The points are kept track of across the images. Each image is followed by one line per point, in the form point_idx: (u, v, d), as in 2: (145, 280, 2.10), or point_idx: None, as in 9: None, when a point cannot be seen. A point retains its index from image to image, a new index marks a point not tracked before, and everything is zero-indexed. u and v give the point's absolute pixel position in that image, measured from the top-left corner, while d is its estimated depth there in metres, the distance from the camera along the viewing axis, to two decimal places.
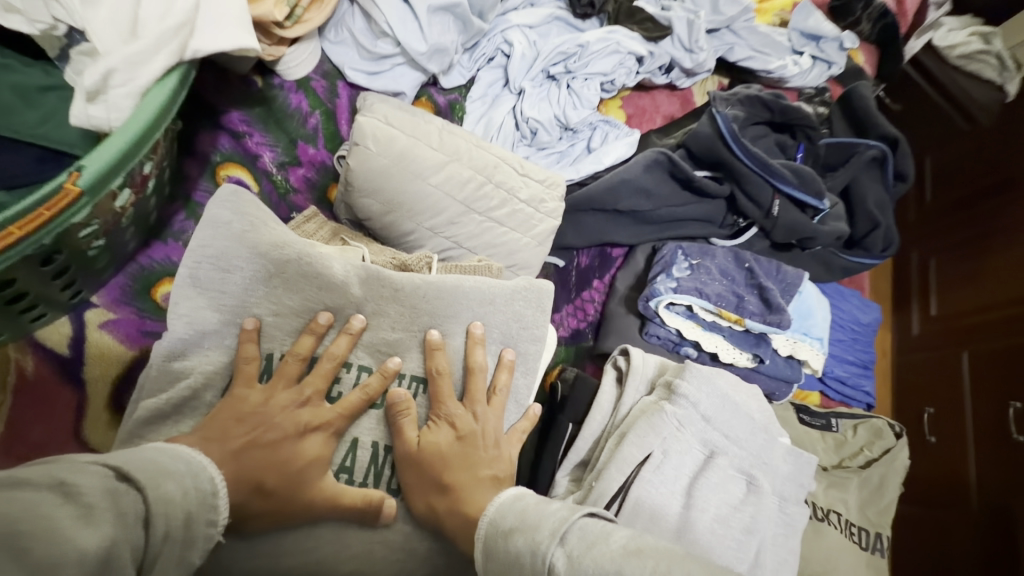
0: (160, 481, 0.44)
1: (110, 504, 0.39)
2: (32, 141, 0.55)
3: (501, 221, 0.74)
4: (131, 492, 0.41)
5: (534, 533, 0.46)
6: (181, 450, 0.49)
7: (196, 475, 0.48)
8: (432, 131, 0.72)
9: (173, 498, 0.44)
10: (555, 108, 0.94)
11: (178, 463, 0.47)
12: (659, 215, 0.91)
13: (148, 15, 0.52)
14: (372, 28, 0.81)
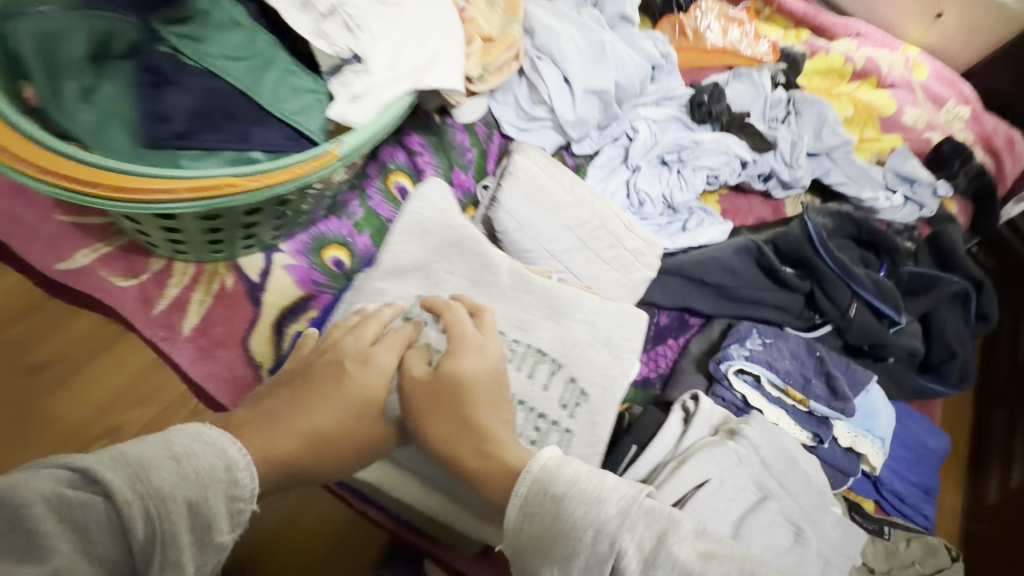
0: (133, 480, 0.44)
1: (65, 521, 0.41)
2: (288, 123, 0.73)
3: (606, 260, 0.88)
4: (93, 497, 0.42)
5: (596, 509, 0.47)
6: (179, 430, 0.50)
7: (198, 456, 0.48)
8: (566, 178, 0.89)
9: (162, 490, 0.45)
10: (664, 187, 1.09)
11: (171, 447, 0.47)
12: (742, 293, 1.01)
13: (406, 55, 0.73)
14: (534, 96, 1.02)
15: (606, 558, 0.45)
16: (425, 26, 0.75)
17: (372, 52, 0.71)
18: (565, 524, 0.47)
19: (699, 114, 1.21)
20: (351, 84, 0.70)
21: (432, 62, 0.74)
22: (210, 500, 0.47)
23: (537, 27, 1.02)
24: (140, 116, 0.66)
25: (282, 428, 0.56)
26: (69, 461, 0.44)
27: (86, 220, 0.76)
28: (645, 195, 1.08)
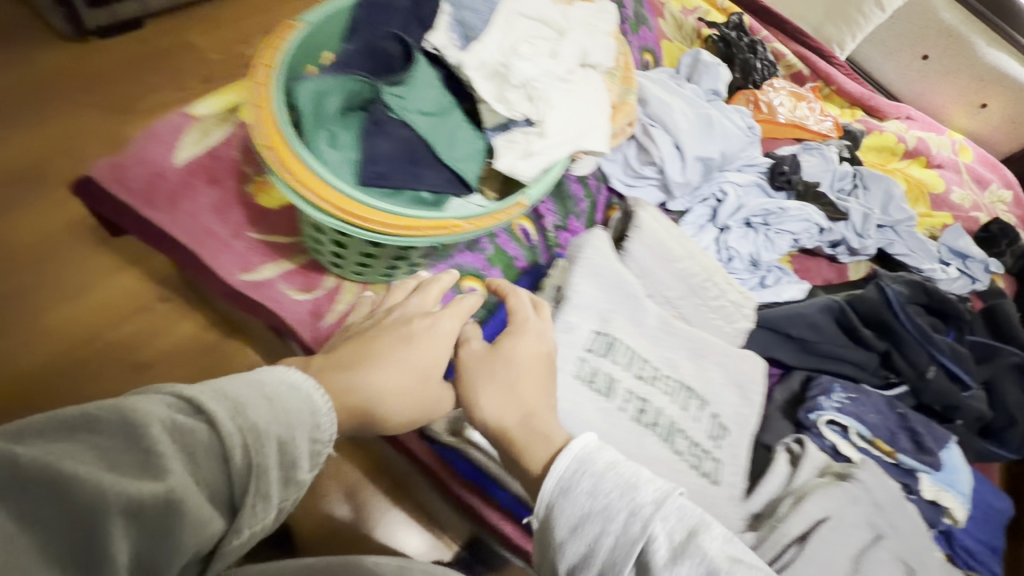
0: (233, 412, 0.47)
1: (179, 443, 0.44)
2: (452, 168, 0.83)
3: (713, 310, 0.99)
4: (199, 424, 0.45)
5: (634, 498, 0.58)
6: (265, 378, 0.55)
7: (285, 398, 0.53)
8: (679, 233, 1.00)
9: (257, 426, 0.49)
10: (751, 246, 1.20)
11: (264, 388, 0.52)
12: (825, 348, 1.08)
13: (570, 119, 0.83)
14: (644, 158, 1.14)
15: (634, 537, 0.57)
16: (589, 96, 0.86)
17: (545, 115, 0.81)
18: (602, 502, 0.59)
19: (778, 181, 1.32)
20: (525, 144, 0.81)
21: (589, 127, 0.85)
22: (295, 442, 0.52)
23: (651, 98, 1.15)
24: (362, 160, 0.78)
25: (358, 375, 0.63)
26: (171, 391, 0.47)
27: (279, 239, 0.89)
28: (735, 252, 1.19)
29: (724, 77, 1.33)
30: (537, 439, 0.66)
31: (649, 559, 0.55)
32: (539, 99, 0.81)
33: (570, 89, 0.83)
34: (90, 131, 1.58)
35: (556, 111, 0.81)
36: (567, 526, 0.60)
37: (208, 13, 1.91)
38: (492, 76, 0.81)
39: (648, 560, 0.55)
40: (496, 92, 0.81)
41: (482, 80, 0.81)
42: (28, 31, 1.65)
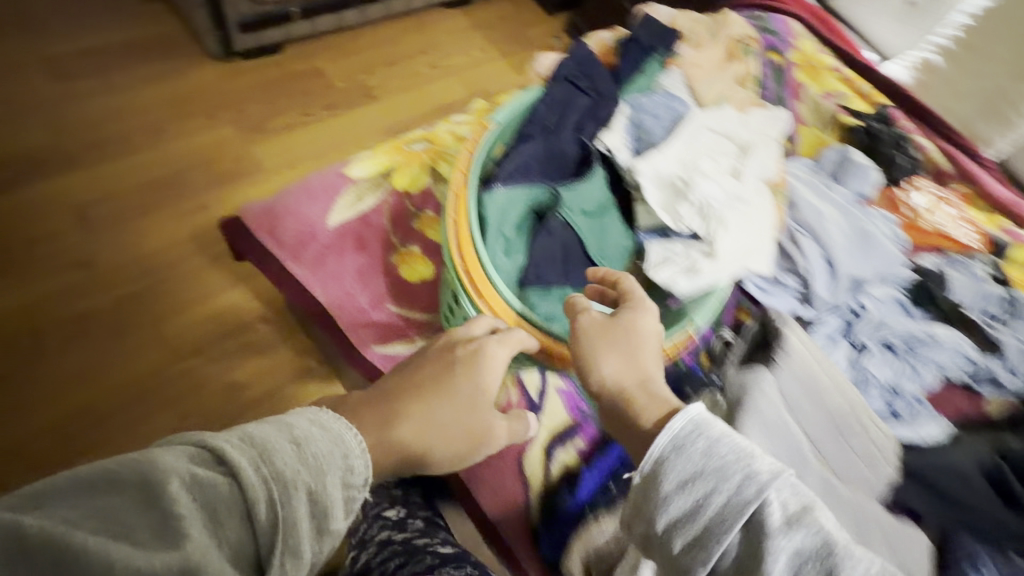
0: (257, 463, 0.57)
1: (200, 499, 0.53)
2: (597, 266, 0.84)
3: (856, 449, 0.90)
4: (220, 478, 0.55)
5: (750, 463, 0.60)
6: (297, 422, 0.64)
7: (315, 443, 0.62)
8: (822, 359, 0.95)
9: (283, 475, 0.57)
10: (893, 373, 1.10)
11: (293, 432, 0.62)
12: (974, 507, 0.94)
13: (741, 241, 0.78)
14: (787, 265, 1.07)
15: (749, 502, 0.57)
16: (766, 217, 0.81)
17: (716, 235, 0.77)
18: (716, 462, 0.61)
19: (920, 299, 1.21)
20: (687, 259, 0.77)
21: (758, 249, 0.79)
22: (326, 488, 0.60)
23: (802, 203, 1.09)
24: (527, 264, 0.85)
25: (404, 403, 0.72)
26: (194, 446, 0.57)
27: (415, 315, 0.87)
28: (872, 376, 1.10)
29: (875, 180, 1.24)
30: (657, 400, 0.70)
31: (765, 521, 0.56)
32: (713, 217, 0.78)
33: (748, 210, 0.79)
34: (222, 147, 1.66)
35: (729, 231, 0.77)
36: (681, 477, 0.61)
37: (334, 41, 1.98)
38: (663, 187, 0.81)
39: (763, 521, 0.56)
40: (663, 200, 0.81)
41: (653, 189, 0.80)
42: (180, 47, 1.76)
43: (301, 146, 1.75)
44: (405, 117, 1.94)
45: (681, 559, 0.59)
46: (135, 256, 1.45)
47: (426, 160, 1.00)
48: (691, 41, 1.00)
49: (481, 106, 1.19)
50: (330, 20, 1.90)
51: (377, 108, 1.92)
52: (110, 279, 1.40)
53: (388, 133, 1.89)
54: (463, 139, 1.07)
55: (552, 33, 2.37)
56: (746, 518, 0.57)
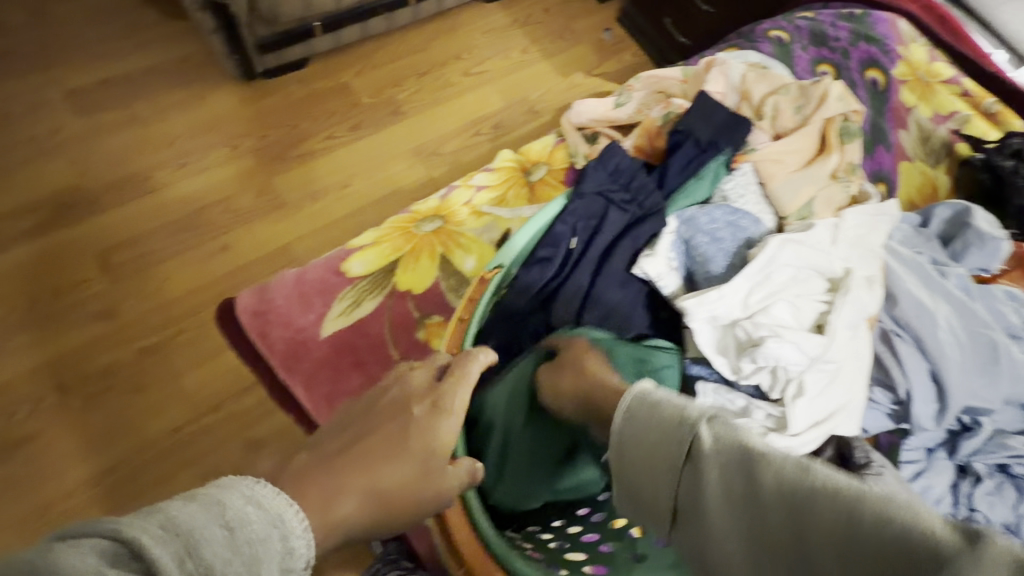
0: (184, 556, 0.42)
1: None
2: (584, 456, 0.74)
3: None
4: None
5: (681, 407, 0.51)
6: (230, 496, 0.48)
7: (252, 525, 0.46)
8: None
9: (214, 568, 0.43)
10: (1009, 513, 0.87)
11: (226, 514, 0.46)
12: None
13: (819, 408, 0.69)
14: (879, 376, 0.85)
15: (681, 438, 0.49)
16: (851, 379, 0.72)
17: (793, 410, 0.68)
18: (652, 418, 0.52)
19: None
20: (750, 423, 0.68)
21: (838, 414, 0.71)
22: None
23: (905, 298, 0.86)
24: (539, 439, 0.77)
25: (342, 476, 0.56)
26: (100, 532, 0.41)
27: None
28: (983, 517, 0.86)
29: (1004, 253, 0.98)
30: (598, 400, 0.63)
31: (702, 455, 0.47)
32: (789, 381, 0.69)
33: (830, 374, 0.71)
34: (246, 180, 1.59)
35: (806, 403, 0.68)
36: (622, 441, 0.53)
37: (364, 53, 1.84)
38: (725, 330, 0.72)
39: (700, 456, 0.47)
40: (721, 344, 0.73)
41: (708, 335, 0.72)
42: (207, 72, 1.70)
43: (324, 175, 1.63)
44: (438, 133, 1.75)
45: (653, 507, 0.51)
46: (159, 300, 1.42)
47: (437, 247, 0.88)
48: (768, 128, 0.93)
49: (508, 161, 1.01)
50: (356, 32, 1.75)
51: (406, 125, 1.74)
52: (135, 327, 1.39)
53: (417, 153, 1.71)
54: (482, 215, 0.92)
55: (604, 26, 2.08)
56: (681, 459, 0.48)
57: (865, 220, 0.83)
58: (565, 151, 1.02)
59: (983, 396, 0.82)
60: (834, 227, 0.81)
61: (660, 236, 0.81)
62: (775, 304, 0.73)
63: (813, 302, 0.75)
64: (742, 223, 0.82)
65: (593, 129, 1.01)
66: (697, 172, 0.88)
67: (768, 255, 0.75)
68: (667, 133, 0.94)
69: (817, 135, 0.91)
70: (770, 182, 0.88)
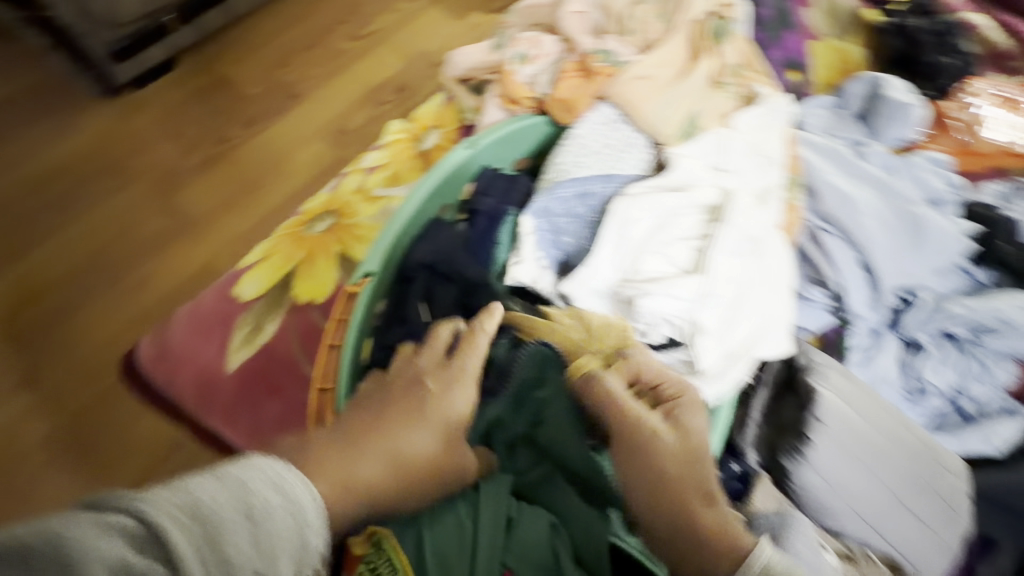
0: (202, 544, 0.44)
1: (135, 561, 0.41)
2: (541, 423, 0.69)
3: (925, 519, 0.72)
4: (158, 562, 0.42)
5: None
6: (254, 478, 0.49)
7: (271, 516, 0.48)
8: (872, 406, 0.75)
9: (229, 555, 0.45)
10: (956, 377, 0.88)
11: (248, 500, 0.47)
12: None
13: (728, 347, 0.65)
14: (815, 275, 0.83)
15: None
16: (755, 304, 0.67)
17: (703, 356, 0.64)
18: None
19: (988, 262, 0.93)
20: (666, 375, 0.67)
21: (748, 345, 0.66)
22: (273, 524, 0.48)
23: (828, 193, 0.82)
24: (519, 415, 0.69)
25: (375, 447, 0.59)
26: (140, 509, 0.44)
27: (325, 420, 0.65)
28: (931, 385, 0.88)
29: (920, 118, 0.96)
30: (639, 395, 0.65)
31: None
32: (684, 327, 0.64)
33: (721, 311, 0.64)
34: (144, 206, 1.45)
35: (709, 343, 0.64)
36: None
37: (238, 37, 1.66)
38: (608, 297, 0.68)
39: None
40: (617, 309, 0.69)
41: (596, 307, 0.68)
42: (67, 96, 1.52)
43: (231, 179, 1.50)
44: (340, 109, 1.61)
45: None
46: (79, 355, 1.31)
47: (333, 245, 0.81)
48: (635, 42, 0.82)
49: (398, 133, 0.93)
50: (220, 15, 1.58)
51: (305, 108, 1.60)
52: (60, 390, 1.28)
53: (323, 134, 1.57)
54: (376, 199, 0.85)
55: None
56: None
57: (757, 122, 0.77)
58: (455, 109, 0.93)
59: (913, 274, 0.81)
60: (721, 139, 0.75)
61: (520, 237, 0.71)
62: (646, 258, 0.67)
63: (685, 243, 0.68)
64: (590, 188, 0.73)
65: (475, 78, 0.90)
66: (525, 123, 0.81)
67: (615, 216, 0.68)
68: (523, 72, 0.83)
69: (686, 41, 0.80)
70: (638, 111, 0.75)
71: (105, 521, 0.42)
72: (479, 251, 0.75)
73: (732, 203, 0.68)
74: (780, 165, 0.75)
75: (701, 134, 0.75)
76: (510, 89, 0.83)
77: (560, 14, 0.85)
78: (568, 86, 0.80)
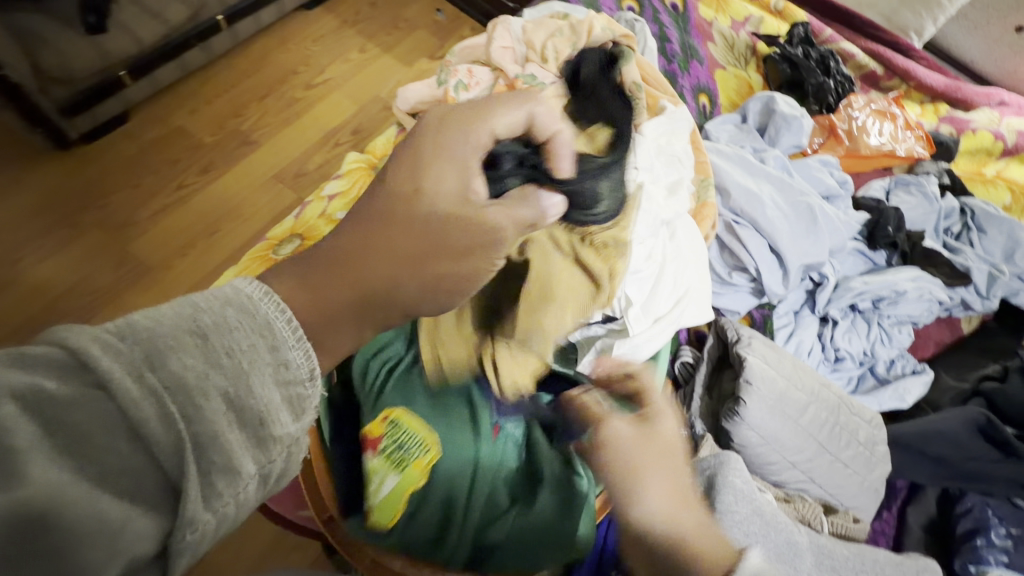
0: (148, 370, 0.33)
1: (67, 426, 0.31)
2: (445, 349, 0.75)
3: (846, 461, 0.83)
4: (98, 390, 0.31)
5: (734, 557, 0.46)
6: (212, 300, 0.37)
7: (232, 333, 0.36)
8: (789, 366, 0.86)
9: (187, 379, 0.33)
10: (865, 342, 1.01)
11: (198, 320, 0.35)
12: (967, 468, 0.92)
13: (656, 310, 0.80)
14: (733, 262, 0.96)
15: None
16: (674, 276, 0.81)
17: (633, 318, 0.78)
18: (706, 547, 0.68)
19: (881, 242, 1.09)
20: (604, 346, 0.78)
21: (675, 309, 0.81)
22: (255, 390, 0.36)
23: (734, 189, 0.95)
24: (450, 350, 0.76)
25: (371, 257, 0.45)
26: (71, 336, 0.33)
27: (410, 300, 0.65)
28: (845, 352, 1.00)
29: (808, 127, 1.13)
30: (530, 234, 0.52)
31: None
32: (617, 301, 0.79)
33: (644, 280, 0.80)
34: (104, 254, 1.46)
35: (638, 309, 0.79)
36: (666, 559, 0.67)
37: (190, 89, 1.72)
38: None
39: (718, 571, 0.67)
40: None
41: None
42: (16, 151, 1.53)
43: (186, 226, 1.53)
44: (298, 152, 1.68)
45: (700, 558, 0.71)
46: None
47: None
48: (555, 69, 0.93)
49: (355, 162, 1.01)
50: (174, 69, 1.64)
51: (261, 153, 1.66)
52: None
53: (281, 178, 1.63)
54: (339, 221, 0.93)
55: (434, 7, 2.08)
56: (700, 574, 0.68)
57: (663, 130, 0.91)
58: (407, 139, 1.05)
59: (813, 253, 0.95)
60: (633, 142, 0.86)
61: None
62: None
63: None
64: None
65: (427, 110, 0.99)
66: None
67: None
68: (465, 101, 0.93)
69: None
70: None
71: (45, 358, 0.31)
72: None
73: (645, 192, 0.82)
74: (684, 162, 0.90)
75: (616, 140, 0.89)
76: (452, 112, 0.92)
77: (491, 47, 0.95)
78: None
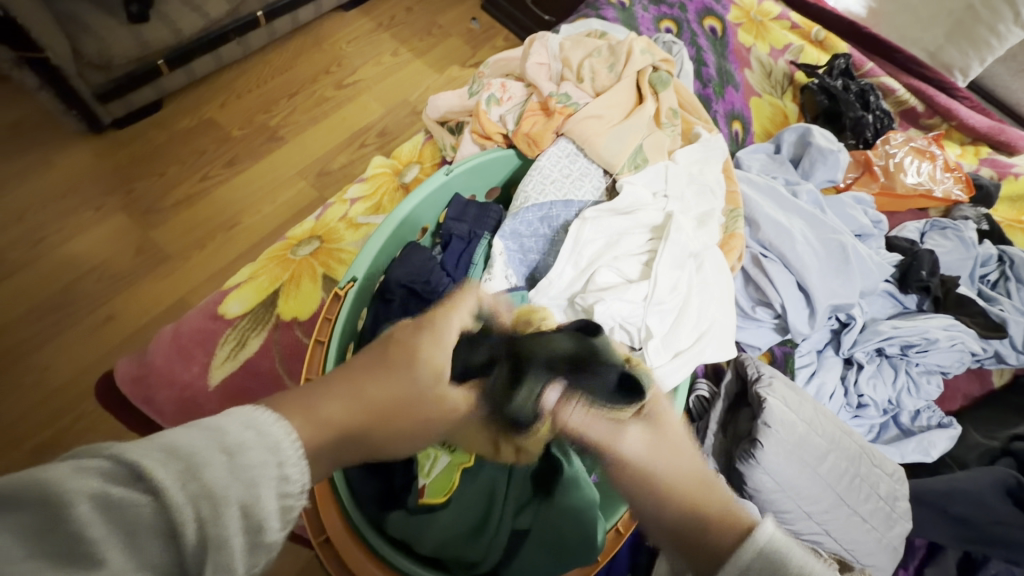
0: (182, 480, 0.32)
1: (113, 527, 0.30)
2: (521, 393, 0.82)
3: (866, 516, 0.79)
4: (140, 498, 0.31)
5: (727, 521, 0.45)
6: (233, 418, 0.37)
7: (255, 449, 0.35)
8: (811, 411, 0.82)
9: (216, 492, 0.33)
10: (891, 391, 0.97)
11: (227, 437, 0.35)
12: (994, 534, 0.86)
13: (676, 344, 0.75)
14: (758, 296, 0.93)
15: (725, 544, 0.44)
16: (698, 311, 0.78)
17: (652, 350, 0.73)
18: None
19: (914, 286, 1.05)
20: None
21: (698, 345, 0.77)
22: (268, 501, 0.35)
23: (765, 223, 0.93)
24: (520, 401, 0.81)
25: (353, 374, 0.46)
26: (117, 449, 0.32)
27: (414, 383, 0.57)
28: (869, 399, 0.96)
29: (844, 163, 1.09)
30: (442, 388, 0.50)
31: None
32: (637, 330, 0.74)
33: (666, 313, 0.76)
34: (125, 239, 1.47)
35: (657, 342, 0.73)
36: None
37: (223, 82, 1.74)
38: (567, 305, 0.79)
39: None
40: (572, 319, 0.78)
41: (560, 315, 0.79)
42: (51, 133, 1.56)
43: (208, 218, 1.54)
44: (323, 152, 1.69)
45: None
46: (48, 390, 1.27)
47: (317, 266, 0.88)
48: (590, 89, 0.91)
49: (380, 168, 1.00)
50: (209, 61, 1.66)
51: (287, 150, 1.67)
52: (17, 429, 1.22)
53: (304, 176, 1.64)
54: (359, 226, 0.93)
55: (470, 15, 2.09)
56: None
57: (695, 158, 0.90)
58: (434, 147, 1.03)
59: (842, 294, 0.91)
60: (663, 170, 0.87)
61: (492, 257, 0.80)
62: (599, 271, 0.78)
63: (634, 258, 0.80)
64: (551, 211, 0.84)
65: (456, 120, 0.99)
66: (495, 156, 0.91)
67: (572, 236, 0.80)
68: (496, 114, 0.91)
69: (632, 87, 0.91)
70: (591, 143, 0.86)
71: (93, 466, 0.31)
72: (457, 269, 0.83)
73: (673, 222, 0.80)
74: (714, 193, 0.88)
75: (647, 166, 0.87)
76: (482, 126, 0.91)
77: (527, 62, 0.94)
78: (531, 121, 0.90)
